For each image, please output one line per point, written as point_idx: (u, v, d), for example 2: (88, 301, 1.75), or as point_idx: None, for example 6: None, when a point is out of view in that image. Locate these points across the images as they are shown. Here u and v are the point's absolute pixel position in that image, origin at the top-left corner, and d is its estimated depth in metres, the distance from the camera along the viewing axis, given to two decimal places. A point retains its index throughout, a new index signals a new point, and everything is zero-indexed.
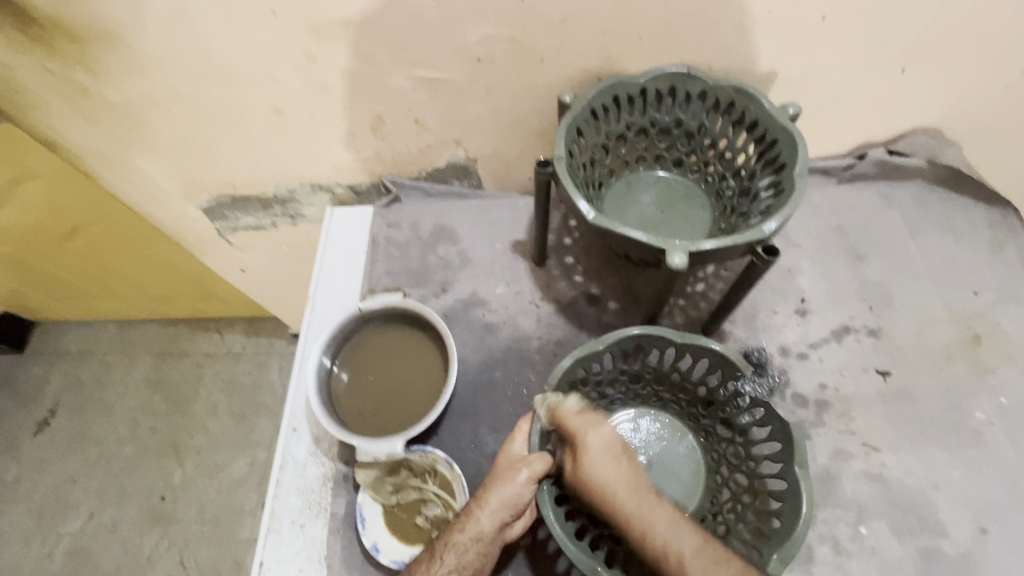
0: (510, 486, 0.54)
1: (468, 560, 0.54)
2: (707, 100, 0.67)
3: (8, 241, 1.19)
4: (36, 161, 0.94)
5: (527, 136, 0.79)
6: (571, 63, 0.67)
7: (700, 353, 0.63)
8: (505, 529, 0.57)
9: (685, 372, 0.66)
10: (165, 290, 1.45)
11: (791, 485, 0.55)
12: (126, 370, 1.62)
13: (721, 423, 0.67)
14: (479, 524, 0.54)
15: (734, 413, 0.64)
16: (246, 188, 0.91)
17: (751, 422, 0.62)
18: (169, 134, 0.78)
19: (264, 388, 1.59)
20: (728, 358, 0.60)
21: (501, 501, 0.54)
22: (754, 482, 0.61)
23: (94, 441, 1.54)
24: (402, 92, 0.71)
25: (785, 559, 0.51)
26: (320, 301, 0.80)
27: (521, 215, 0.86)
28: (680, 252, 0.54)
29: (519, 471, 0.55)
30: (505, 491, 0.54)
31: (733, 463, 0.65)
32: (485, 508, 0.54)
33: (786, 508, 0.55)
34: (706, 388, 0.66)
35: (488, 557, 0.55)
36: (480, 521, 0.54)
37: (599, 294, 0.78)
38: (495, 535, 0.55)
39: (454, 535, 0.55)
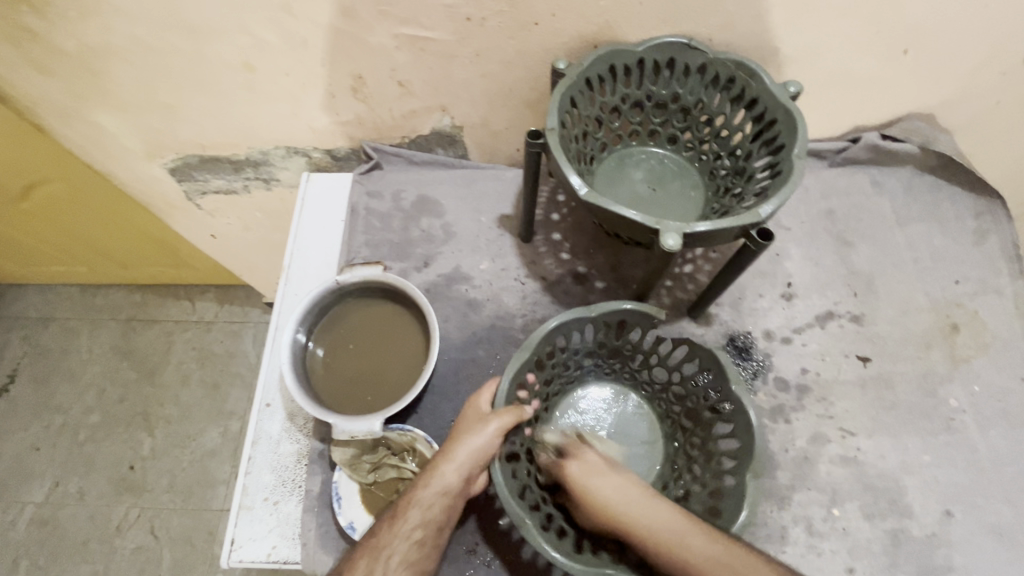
0: (473, 437, 0.54)
1: (429, 518, 0.53)
2: (706, 74, 0.64)
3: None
4: None
5: (517, 105, 0.76)
6: (569, 27, 0.63)
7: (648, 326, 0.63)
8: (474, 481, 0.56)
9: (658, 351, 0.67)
10: (133, 253, 1.42)
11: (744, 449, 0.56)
12: (92, 336, 1.63)
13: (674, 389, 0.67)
14: (445, 477, 0.53)
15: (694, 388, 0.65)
16: (215, 149, 0.86)
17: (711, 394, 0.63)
18: (129, 86, 0.73)
19: (237, 358, 1.60)
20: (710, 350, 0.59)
21: (469, 453, 0.53)
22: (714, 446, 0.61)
23: (59, 408, 1.55)
24: (385, 52, 0.67)
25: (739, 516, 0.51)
26: (295, 273, 0.77)
27: (508, 186, 0.82)
28: (674, 234, 0.51)
29: (489, 428, 0.54)
30: (472, 442, 0.53)
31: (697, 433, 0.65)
32: (445, 465, 0.53)
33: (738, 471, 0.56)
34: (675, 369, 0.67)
35: (454, 513, 0.55)
36: (440, 480, 0.53)
37: (586, 273, 0.75)
38: (460, 489, 0.54)
39: (419, 491, 0.54)
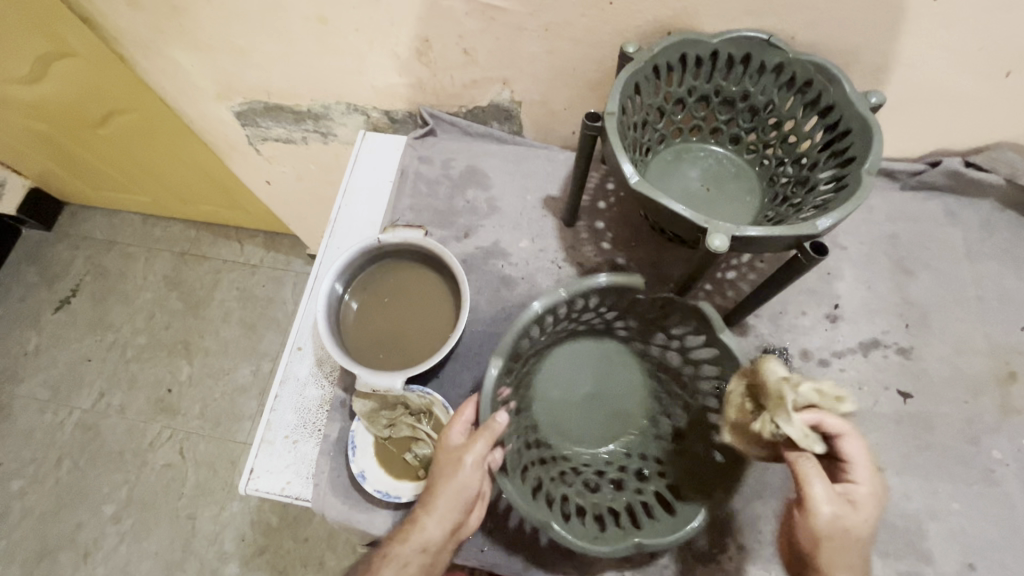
0: (457, 474, 0.53)
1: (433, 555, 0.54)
2: (782, 74, 0.61)
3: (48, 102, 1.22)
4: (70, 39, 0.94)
5: (579, 86, 0.74)
6: (644, 10, 0.61)
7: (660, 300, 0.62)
8: (460, 529, 0.55)
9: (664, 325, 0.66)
10: (195, 189, 1.50)
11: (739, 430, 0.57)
12: (148, 264, 1.74)
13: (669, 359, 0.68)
14: (429, 529, 0.53)
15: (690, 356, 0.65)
16: (280, 98, 0.89)
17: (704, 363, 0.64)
18: (208, 27, 0.75)
19: (276, 303, 1.67)
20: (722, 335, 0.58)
21: (451, 501, 0.53)
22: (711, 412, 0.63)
23: (111, 325, 1.66)
24: (454, 17, 0.67)
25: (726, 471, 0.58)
26: (341, 227, 0.79)
27: (559, 168, 0.81)
28: (722, 235, 0.50)
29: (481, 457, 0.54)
30: (453, 484, 0.53)
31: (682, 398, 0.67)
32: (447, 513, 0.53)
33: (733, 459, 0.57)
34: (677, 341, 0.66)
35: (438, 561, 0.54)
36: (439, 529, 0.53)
37: (625, 265, 0.74)
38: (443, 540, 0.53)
39: (397, 546, 0.53)
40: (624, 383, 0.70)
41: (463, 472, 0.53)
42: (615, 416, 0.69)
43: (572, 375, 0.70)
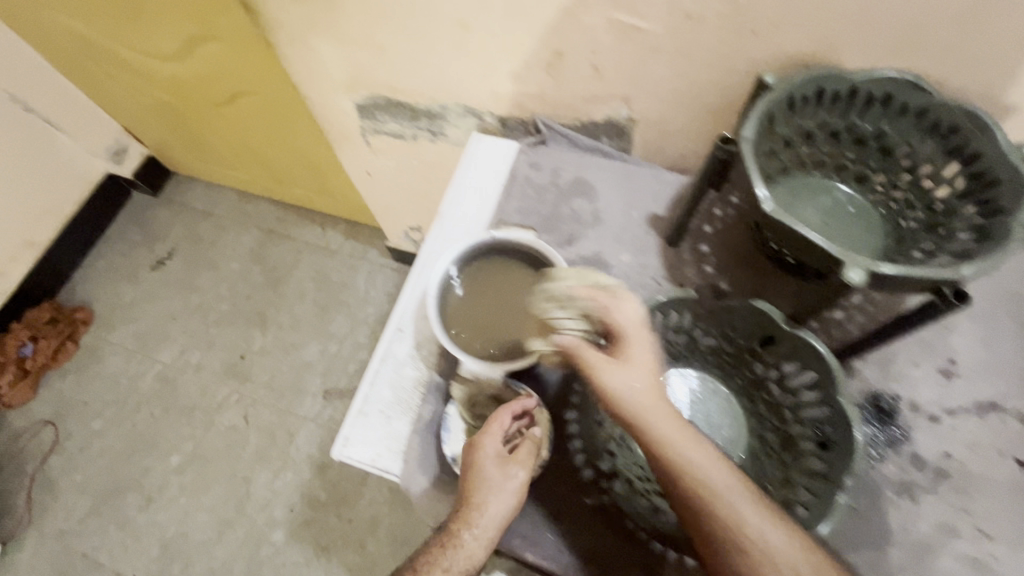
0: (510, 472, 0.60)
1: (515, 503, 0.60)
2: (924, 118, 0.60)
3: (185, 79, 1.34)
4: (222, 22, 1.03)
5: (700, 110, 0.75)
6: (787, 42, 0.62)
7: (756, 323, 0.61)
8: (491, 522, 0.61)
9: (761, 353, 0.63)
10: (293, 172, 1.60)
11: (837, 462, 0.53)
12: (237, 237, 1.85)
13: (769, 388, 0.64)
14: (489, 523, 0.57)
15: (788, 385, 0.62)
16: (403, 95, 0.94)
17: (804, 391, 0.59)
18: (356, 25, 0.81)
19: (349, 288, 1.74)
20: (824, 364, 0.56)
21: (506, 495, 0.59)
22: (806, 441, 0.59)
23: (198, 289, 1.78)
24: (592, 34, 0.69)
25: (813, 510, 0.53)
26: (449, 220, 0.83)
27: (666, 189, 0.82)
28: (860, 268, 0.49)
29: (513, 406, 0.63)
30: (509, 481, 0.59)
31: (771, 424, 0.64)
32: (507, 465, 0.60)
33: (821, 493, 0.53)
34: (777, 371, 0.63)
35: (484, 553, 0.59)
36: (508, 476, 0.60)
37: (727, 291, 0.74)
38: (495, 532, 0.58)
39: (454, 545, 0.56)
40: (719, 415, 0.67)
41: (489, 434, 0.61)
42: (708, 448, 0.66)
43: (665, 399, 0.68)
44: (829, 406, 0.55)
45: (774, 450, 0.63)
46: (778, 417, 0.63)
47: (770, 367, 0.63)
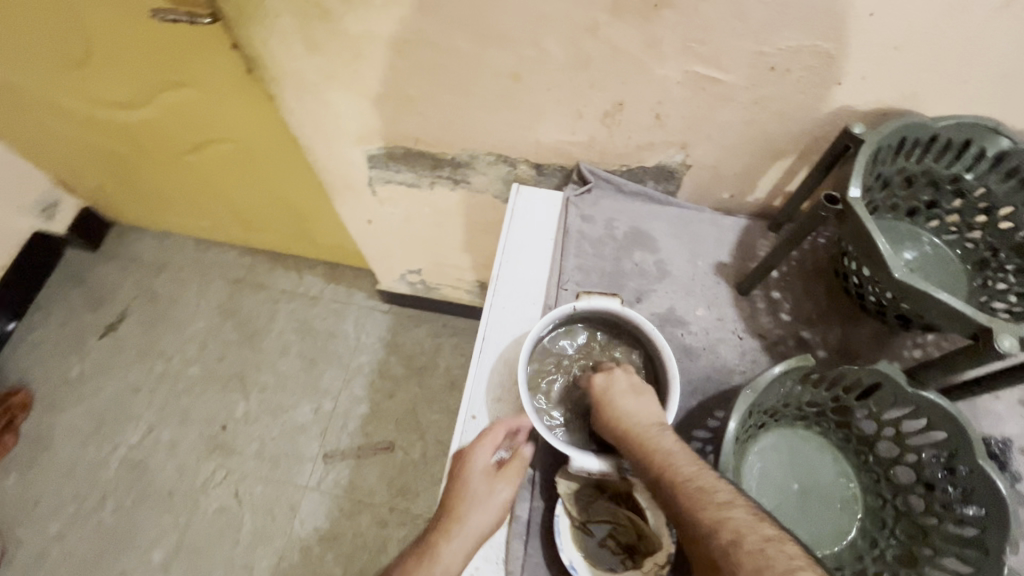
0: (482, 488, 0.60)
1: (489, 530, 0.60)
2: (1003, 165, 0.61)
3: (142, 128, 1.17)
4: (199, 66, 0.91)
5: (762, 156, 0.74)
6: (871, 93, 0.61)
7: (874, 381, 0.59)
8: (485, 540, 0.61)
9: (874, 412, 0.62)
10: (268, 218, 1.46)
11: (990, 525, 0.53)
12: (201, 291, 1.67)
13: (879, 445, 0.63)
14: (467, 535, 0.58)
15: (902, 442, 0.61)
16: (428, 145, 0.86)
17: (924, 448, 0.59)
18: (385, 76, 0.73)
19: (338, 337, 1.61)
20: (959, 425, 0.55)
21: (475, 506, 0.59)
22: (933, 503, 0.58)
23: (161, 355, 1.58)
24: (662, 85, 0.65)
25: None
26: (504, 284, 0.76)
27: (725, 234, 0.80)
28: (1009, 334, 0.48)
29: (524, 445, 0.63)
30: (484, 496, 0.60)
31: (886, 480, 0.62)
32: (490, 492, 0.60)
33: (981, 562, 0.52)
34: (892, 429, 0.61)
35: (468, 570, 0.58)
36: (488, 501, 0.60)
37: (809, 339, 0.72)
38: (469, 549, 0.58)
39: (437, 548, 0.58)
40: (825, 476, 0.65)
41: (479, 448, 0.61)
42: (826, 513, 0.63)
43: (773, 465, 0.64)
44: (964, 466, 0.55)
45: (896, 509, 0.61)
46: (892, 475, 0.62)
47: (884, 424, 0.61)
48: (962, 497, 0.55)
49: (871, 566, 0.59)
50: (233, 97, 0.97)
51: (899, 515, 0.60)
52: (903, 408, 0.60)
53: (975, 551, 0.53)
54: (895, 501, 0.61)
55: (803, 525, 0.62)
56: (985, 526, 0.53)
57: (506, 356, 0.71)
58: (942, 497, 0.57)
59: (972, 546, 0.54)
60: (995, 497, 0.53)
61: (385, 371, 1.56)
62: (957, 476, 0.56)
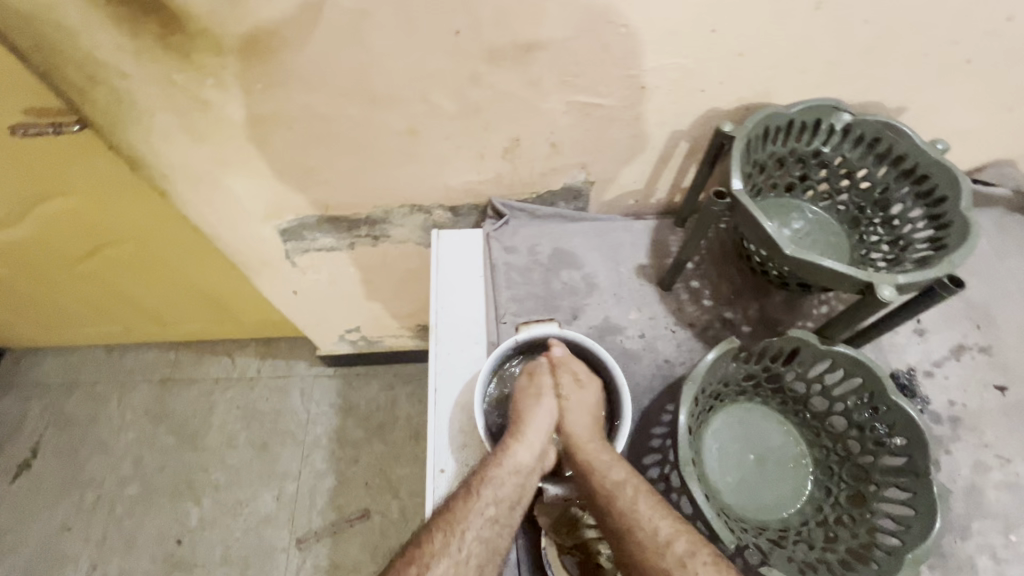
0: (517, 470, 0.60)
1: (485, 535, 0.56)
2: (851, 135, 0.70)
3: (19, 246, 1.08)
4: (74, 172, 0.85)
5: (654, 162, 0.80)
6: (730, 94, 0.68)
7: (794, 346, 0.65)
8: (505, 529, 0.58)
9: (801, 372, 0.68)
10: (184, 308, 1.38)
11: (915, 451, 0.60)
12: (123, 401, 1.53)
13: (812, 401, 0.69)
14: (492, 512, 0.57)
15: (829, 393, 0.67)
16: (339, 209, 0.86)
17: (848, 395, 0.66)
18: (281, 153, 0.72)
19: (286, 414, 1.53)
20: (872, 371, 0.62)
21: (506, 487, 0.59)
22: (867, 442, 0.65)
23: (91, 481, 1.44)
24: (550, 117, 0.70)
25: (917, 501, 0.58)
26: (444, 331, 0.76)
27: (638, 238, 0.85)
28: (886, 285, 0.55)
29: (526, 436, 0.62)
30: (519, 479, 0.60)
31: (824, 430, 0.69)
32: (499, 475, 0.59)
33: (916, 484, 0.59)
34: (819, 384, 0.68)
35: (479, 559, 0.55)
36: (485, 496, 0.57)
37: (732, 318, 0.78)
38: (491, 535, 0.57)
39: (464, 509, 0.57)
40: (773, 440, 0.70)
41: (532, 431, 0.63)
42: (782, 474, 0.68)
43: (730, 444, 0.69)
44: (883, 404, 0.62)
45: (836, 455, 0.67)
46: (829, 424, 0.68)
47: (813, 381, 0.68)
48: (888, 430, 0.62)
49: (830, 513, 0.65)
50: (119, 196, 0.92)
51: (843, 460, 0.67)
52: (823, 363, 0.66)
53: (909, 476, 0.60)
54: (837, 448, 0.67)
55: (766, 491, 0.66)
56: (911, 452, 0.60)
57: (461, 401, 0.71)
58: (873, 436, 0.64)
59: (906, 474, 0.60)
60: (913, 425, 0.60)
61: (344, 437, 1.50)
62: (880, 414, 0.63)
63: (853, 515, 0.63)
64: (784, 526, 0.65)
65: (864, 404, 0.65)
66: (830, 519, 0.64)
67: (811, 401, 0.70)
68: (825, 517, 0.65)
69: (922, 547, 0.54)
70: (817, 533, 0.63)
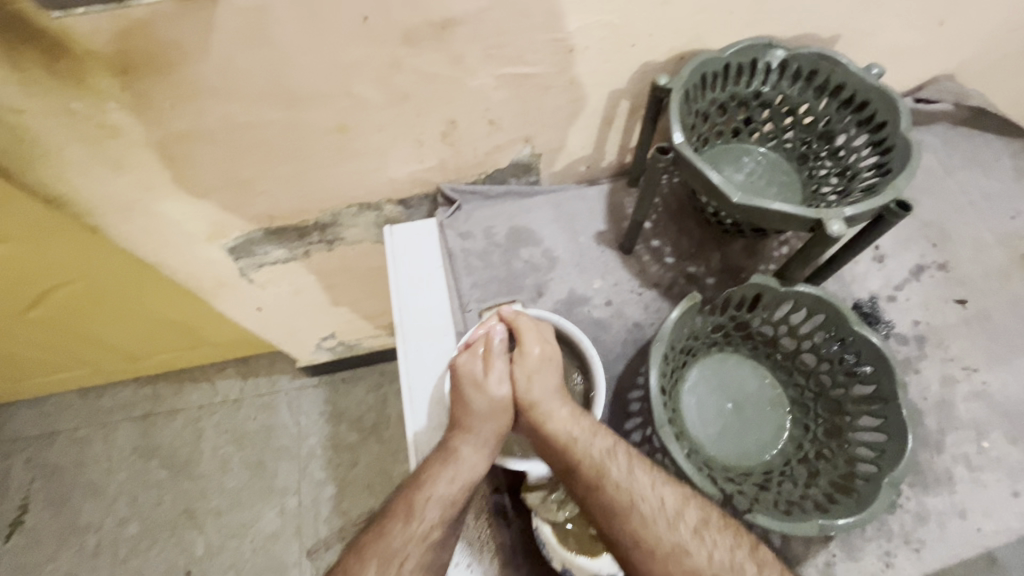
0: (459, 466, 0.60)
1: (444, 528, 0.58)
2: (789, 70, 0.69)
3: None
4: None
5: (598, 125, 0.78)
6: (662, 45, 0.66)
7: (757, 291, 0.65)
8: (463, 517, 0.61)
9: (768, 316, 0.68)
10: (151, 340, 1.33)
11: (883, 379, 0.60)
12: (107, 443, 1.50)
13: (782, 342, 0.70)
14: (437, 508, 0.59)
15: (797, 333, 0.68)
16: (284, 219, 0.83)
17: (814, 332, 0.66)
18: (210, 170, 0.69)
19: (277, 430, 1.51)
20: (833, 305, 0.62)
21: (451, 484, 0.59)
22: (838, 375, 0.66)
23: (88, 528, 1.41)
24: (483, 94, 0.67)
25: (890, 427, 0.59)
26: (411, 328, 0.75)
27: (594, 204, 0.84)
28: (836, 219, 0.55)
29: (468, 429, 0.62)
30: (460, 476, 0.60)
31: (797, 370, 0.69)
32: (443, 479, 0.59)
33: (888, 411, 0.60)
34: (785, 325, 0.68)
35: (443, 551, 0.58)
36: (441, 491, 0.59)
37: (696, 272, 0.78)
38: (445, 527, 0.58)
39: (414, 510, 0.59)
40: (749, 387, 0.71)
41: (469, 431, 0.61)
42: (760, 419, 0.68)
43: (707, 396, 0.69)
44: (847, 336, 0.63)
45: (811, 393, 0.69)
46: (800, 363, 0.69)
47: (780, 323, 0.68)
48: (857, 362, 0.63)
49: (810, 449, 0.66)
50: (51, 236, 0.87)
51: (818, 396, 0.68)
52: (787, 304, 0.66)
53: (881, 404, 0.61)
54: (811, 385, 0.68)
55: (747, 438, 0.67)
56: (880, 380, 0.61)
57: (436, 396, 0.70)
58: (842, 367, 0.65)
59: (876, 401, 0.61)
60: (878, 353, 0.60)
61: (338, 443, 1.49)
62: (847, 346, 0.63)
63: (834, 449, 0.64)
64: (769, 469, 0.66)
65: (830, 339, 0.65)
66: (812, 456, 0.65)
67: (780, 343, 0.70)
68: (806, 455, 0.66)
69: (897, 470, 0.55)
70: (801, 471, 0.64)
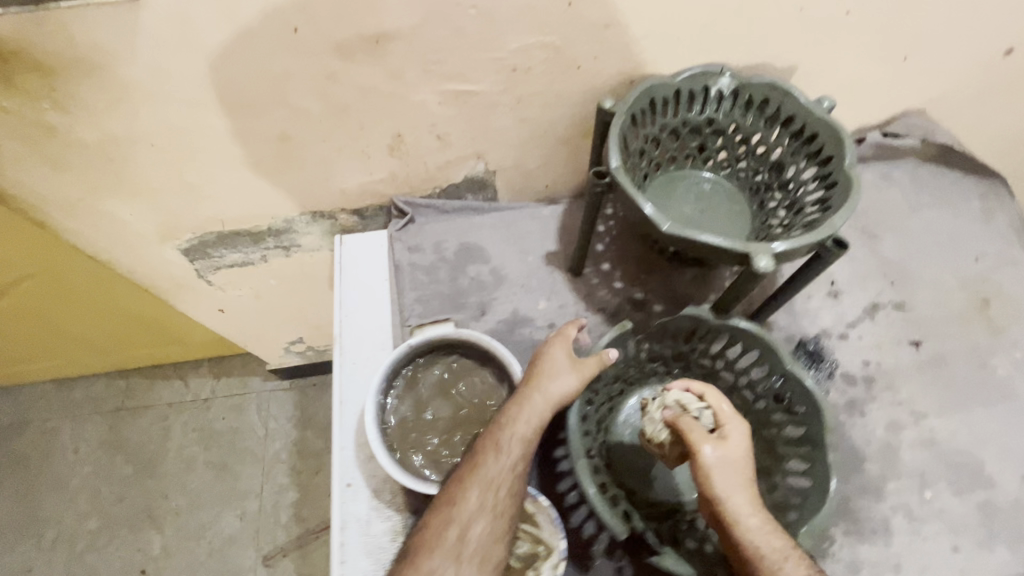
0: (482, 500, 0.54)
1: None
2: (740, 98, 0.68)
3: None
4: None
5: (552, 145, 0.77)
6: (610, 68, 0.65)
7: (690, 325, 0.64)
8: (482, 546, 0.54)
9: (705, 349, 0.67)
10: (122, 335, 1.34)
11: (811, 421, 0.58)
12: (75, 436, 1.50)
13: (721, 375, 0.68)
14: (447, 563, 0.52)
15: (735, 368, 0.66)
16: (236, 223, 0.82)
17: (750, 367, 0.64)
18: (153, 172, 0.69)
19: (245, 432, 1.51)
20: (767, 343, 0.60)
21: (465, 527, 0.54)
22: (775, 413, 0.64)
23: (49, 520, 1.41)
24: (428, 109, 0.67)
25: (816, 472, 0.57)
26: (350, 340, 0.74)
27: (549, 224, 0.83)
28: (764, 254, 0.53)
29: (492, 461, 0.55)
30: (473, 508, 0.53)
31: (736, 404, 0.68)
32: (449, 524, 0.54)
33: (816, 454, 0.57)
34: (723, 359, 0.67)
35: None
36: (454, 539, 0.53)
37: (643, 298, 0.76)
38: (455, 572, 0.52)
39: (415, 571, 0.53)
40: None
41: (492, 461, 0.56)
42: None
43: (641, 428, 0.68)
44: (780, 374, 0.61)
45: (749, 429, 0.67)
46: (740, 398, 0.67)
47: (717, 357, 0.67)
48: (791, 401, 0.61)
49: None
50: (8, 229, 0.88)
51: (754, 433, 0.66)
52: (723, 339, 0.65)
53: (810, 447, 0.58)
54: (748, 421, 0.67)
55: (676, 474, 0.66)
56: (810, 422, 0.58)
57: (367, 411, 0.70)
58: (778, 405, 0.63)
59: (806, 443, 0.59)
60: (809, 394, 0.58)
61: (304, 449, 1.48)
62: (781, 384, 0.61)
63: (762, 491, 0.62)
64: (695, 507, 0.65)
65: (765, 375, 0.63)
66: None
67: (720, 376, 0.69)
68: None
69: (814, 520, 0.53)
70: None
